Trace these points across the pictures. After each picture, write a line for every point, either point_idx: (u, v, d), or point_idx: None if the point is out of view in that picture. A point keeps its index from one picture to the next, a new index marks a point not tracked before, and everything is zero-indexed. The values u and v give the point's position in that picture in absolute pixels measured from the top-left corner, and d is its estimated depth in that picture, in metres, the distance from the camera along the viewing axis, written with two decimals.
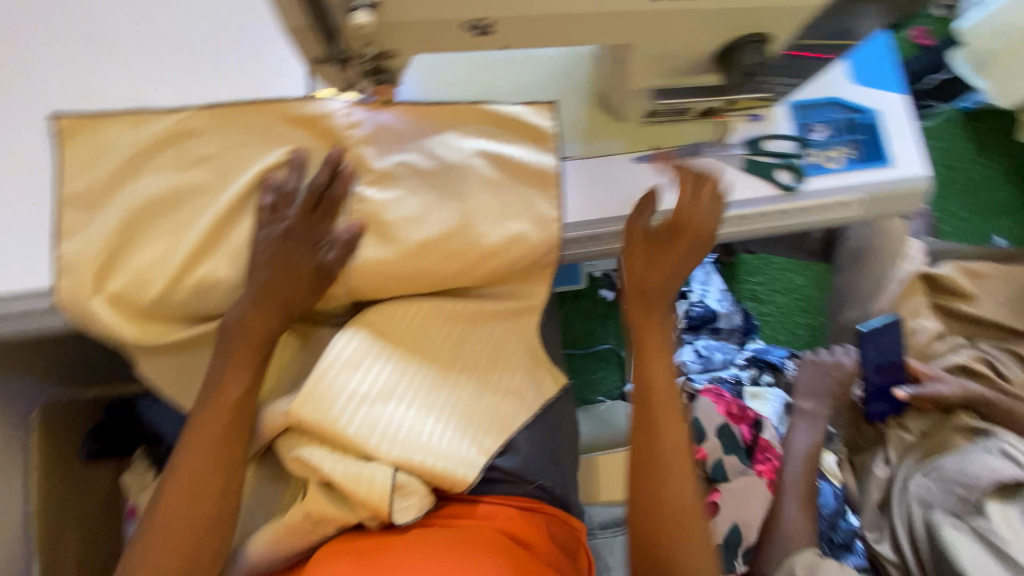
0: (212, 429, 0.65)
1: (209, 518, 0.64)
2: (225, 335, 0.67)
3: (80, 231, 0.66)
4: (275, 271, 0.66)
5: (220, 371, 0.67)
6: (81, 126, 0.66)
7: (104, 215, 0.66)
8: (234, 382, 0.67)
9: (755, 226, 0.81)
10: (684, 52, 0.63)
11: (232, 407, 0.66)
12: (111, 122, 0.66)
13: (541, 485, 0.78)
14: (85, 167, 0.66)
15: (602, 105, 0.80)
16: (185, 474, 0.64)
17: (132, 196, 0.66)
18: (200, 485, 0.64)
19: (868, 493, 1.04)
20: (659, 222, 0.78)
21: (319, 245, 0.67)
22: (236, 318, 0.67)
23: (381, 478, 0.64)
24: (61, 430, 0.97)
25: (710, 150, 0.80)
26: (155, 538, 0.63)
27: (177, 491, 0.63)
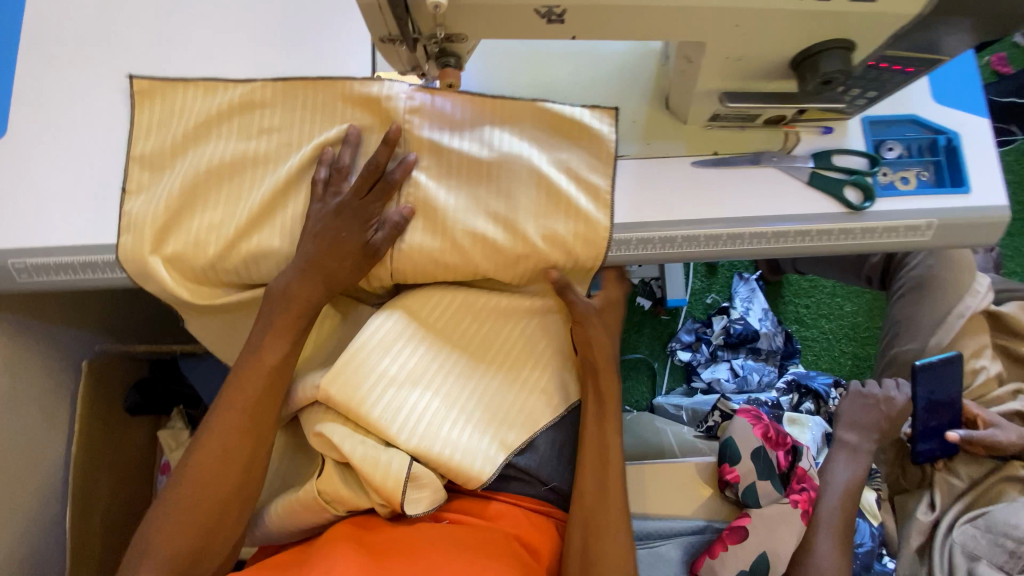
0: (250, 392, 0.67)
1: (237, 478, 0.66)
2: (269, 303, 0.68)
3: (147, 190, 0.69)
4: (320, 246, 0.67)
5: (260, 336, 0.68)
6: (158, 89, 0.69)
7: (168, 178, 0.69)
8: (273, 347, 0.68)
9: (820, 243, 0.76)
10: (758, 54, 0.60)
11: (267, 374, 0.68)
12: (186, 89, 0.69)
13: (556, 487, 0.75)
14: (155, 129, 0.69)
15: (663, 107, 0.78)
16: (216, 434, 0.66)
17: (197, 161, 0.69)
18: (234, 446, 0.66)
19: (907, 538, 0.96)
20: (712, 230, 0.74)
21: (368, 223, 0.68)
22: (283, 288, 0.68)
23: (397, 466, 0.64)
24: (107, 379, 1.00)
25: (774, 159, 0.77)
26: (185, 492, 0.64)
27: (211, 448, 0.65)
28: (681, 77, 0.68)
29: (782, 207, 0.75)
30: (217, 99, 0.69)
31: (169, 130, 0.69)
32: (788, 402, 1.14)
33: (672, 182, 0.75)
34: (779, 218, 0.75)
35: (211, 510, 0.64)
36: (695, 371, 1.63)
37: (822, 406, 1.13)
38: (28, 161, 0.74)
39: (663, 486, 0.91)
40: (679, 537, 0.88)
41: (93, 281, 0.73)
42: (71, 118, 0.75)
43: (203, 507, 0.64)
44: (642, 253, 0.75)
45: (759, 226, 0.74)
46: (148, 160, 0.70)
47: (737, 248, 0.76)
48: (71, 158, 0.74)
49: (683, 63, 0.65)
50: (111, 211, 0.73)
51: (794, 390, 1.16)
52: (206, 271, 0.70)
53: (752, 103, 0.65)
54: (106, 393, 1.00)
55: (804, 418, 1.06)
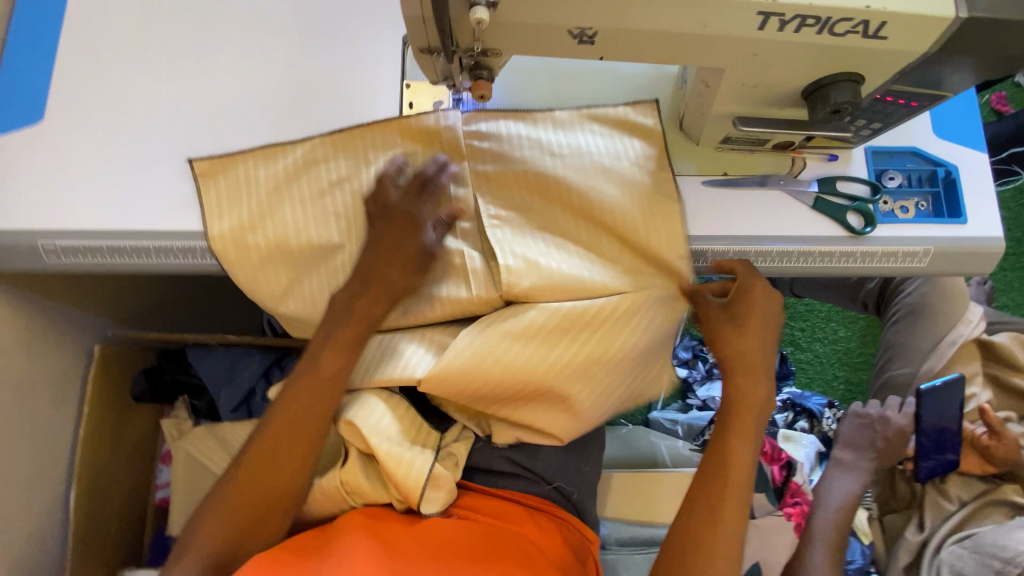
0: (308, 399, 0.69)
1: (288, 481, 0.68)
2: (334, 315, 0.70)
3: (224, 211, 0.72)
4: (375, 251, 0.69)
5: (322, 345, 0.70)
6: (217, 168, 0.73)
7: (241, 208, 0.72)
8: (333, 358, 0.69)
9: (822, 264, 0.80)
10: (772, 82, 0.64)
11: (327, 384, 0.69)
12: (245, 162, 0.73)
13: (560, 488, 0.78)
14: (226, 206, 0.72)
15: (678, 126, 0.81)
16: (271, 439, 0.68)
17: (258, 203, 0.72)
18: (285, 450, 0.68)
19: (896, 556, 0.98)
20: (722, 246, 0.78)
21: (421, 225, 0.69)
22: (340, 299, 0.70)
23: (420, 466, 0.68)
24: (117, 366, 1.01)
25: (782, 182, 0.80)
26: (237, 485, 0.67)
27: (265, 448, 0.68)
28: (698, 100, 0.71)
29: (786, 227, 0.78)
30: (280, 166, 0.73)
31: (241, 204, 0.72)
32: (782, 420, 1.15)
33: (683, 200, 0.79)
34: (782, 238, 0.78)
35: (260, 506, 0.67)
36: (692, 389, 1.63)
37: (815, 425, 1.15)
38: (62, 150, 0.76)
39: None
40: None
41: (119, 265, 0.75)
42: (111, 107, 0.78)
43: (253, 504, 0.67)
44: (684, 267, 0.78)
45: (766, 244, 0.78)
46: (226, 209, 0.72)
47: (766, 263, 0.79)
48: (106, 149, 0.77)
49: (701, 87, 0.69)
50: (141, 200, 0.75)
51: (789, 407, 1.17)
52: (252, 289, 0.74)
53: (764, 128, 0.69)
54: (116, 378, 1.01)
55: (798, 435, 1.09)
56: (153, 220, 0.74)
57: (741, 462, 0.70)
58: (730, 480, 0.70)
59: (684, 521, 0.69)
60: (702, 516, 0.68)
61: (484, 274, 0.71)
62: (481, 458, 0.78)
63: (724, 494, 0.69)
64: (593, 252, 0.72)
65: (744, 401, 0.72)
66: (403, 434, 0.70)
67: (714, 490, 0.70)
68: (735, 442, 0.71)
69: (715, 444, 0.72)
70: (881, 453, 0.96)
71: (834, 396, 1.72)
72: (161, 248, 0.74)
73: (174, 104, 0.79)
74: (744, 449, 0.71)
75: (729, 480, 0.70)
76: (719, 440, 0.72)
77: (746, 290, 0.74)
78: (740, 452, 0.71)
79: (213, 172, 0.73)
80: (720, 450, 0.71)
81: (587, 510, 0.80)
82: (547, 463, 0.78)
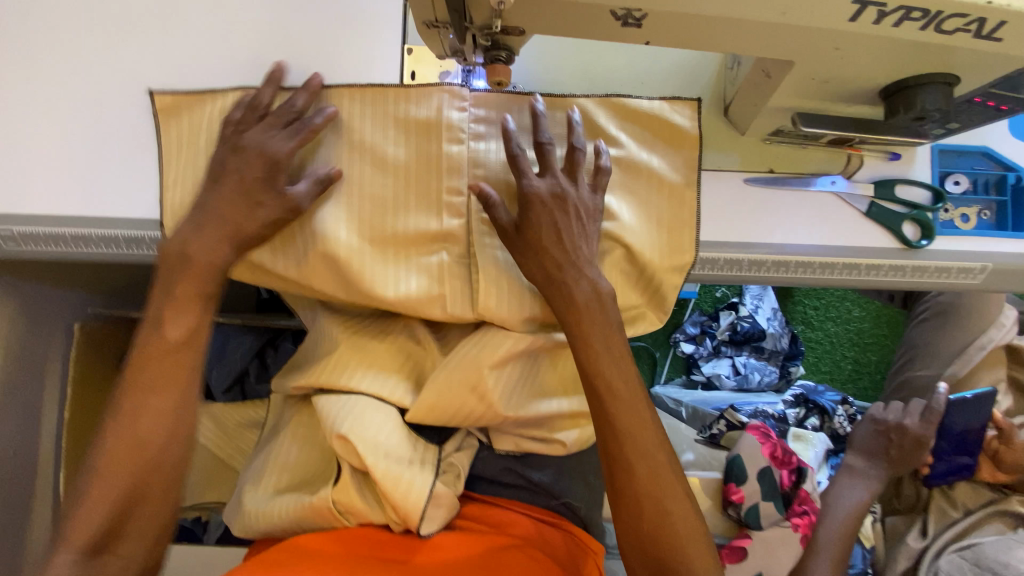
0: (169, 349, 0.62)
1: (160, 441, 0.60)
2: (172, 272, 0.62)
3: (174, 168, 0.65)
4: (359, 209, 0.65)
5: (162, 307, 0.62)
6: (178, 108, 0.65)
7: (193, 173, 0.65)
8: (178, 321, 0.62)
9: (866, 277, 0.72)
10: (847, 77, 0.54)
11: (175, 349, 0.62)
12: (214, 101, 0.65)
13: (567, 502, 0.76)
14: (183, 161, 0.65)
15: (721, 113, 0.71)
16: (128, 422, 0.60)
17: (200, 160, 0.65)
18: (150, 408, 0.60)
19: (893, 561, 0.98)
20: (757, 256, 0.70)
21: (276, 169, 0.61)
22: (219, 237, 0.61)
23: (420, 485, 0.64)
24: (100, 343, 0.96)
25: (834, 183, 0.71)
26: (108, 459, 0.59)
27: (128, 413, 0.60)
28: (751, 89, 0.61)
29: (831, 236, 0.70)
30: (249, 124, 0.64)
31: (195, 173, 0.65)
32: (794, 416, 1.12)
33: (719, 199, 0.70)
34: (825, 248, 0.70)
35: (135, 477, 0.59)
36: (697, 365, 1.62)
37: (825, 422, 1.12)
38: (14, 117, 0.67)
39: None
40: None
41: (81, 254, 0.67)
42: (66, 67, 0.68)
43: (124, 479, 0.58)
44: (706, 274, 0.71)
45: (805, 255, 0.70)
46: (183, 189, 0.65)
47: (798, 276, 0.72)
48: (64, 118, 0.68)
49: (758, 75, 0.58)
50: (107, 179, 0.67)
51: (801, 403, 1.14)
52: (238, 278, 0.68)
53: (830, 130, 0.59)
54: (99, 355, 0.96)
55: (809, 435, 1.06)
56: (119, 205, 0.67)
57: (649, 435, 0.62)
58: (655, 459, 0.62)
59: (625, 518, 0.61)
60: (644, 505, 0.60)
61: (465, 274, 0.66)
62: (484, 469, 0.76)
63: (656, 469, 0.61)
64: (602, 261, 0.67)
65: (611, 375, 0.62)
66: (401, 449, 0.66)
67: (625, 473, 0.61)
68: (637, 416, 0.62)
69: (609, 432, 0.62)
70: (899, 463, 0.93)
71: (839, 378, 1.69)
72: (129, 239, 0.66)
73: (139, 63, 0.69)
74: (646, 416, 0.63)
75: (656, 458, 0.62)
76: (612, 428, 0.62)
77: (570, 302, 0.62)
78: (646, 429, 0.62)
79: (176, 109, 0.65)
80: (623, 437, 0.61)
81: (592, 521, 0.77)
82: (555, 480, 0.75)
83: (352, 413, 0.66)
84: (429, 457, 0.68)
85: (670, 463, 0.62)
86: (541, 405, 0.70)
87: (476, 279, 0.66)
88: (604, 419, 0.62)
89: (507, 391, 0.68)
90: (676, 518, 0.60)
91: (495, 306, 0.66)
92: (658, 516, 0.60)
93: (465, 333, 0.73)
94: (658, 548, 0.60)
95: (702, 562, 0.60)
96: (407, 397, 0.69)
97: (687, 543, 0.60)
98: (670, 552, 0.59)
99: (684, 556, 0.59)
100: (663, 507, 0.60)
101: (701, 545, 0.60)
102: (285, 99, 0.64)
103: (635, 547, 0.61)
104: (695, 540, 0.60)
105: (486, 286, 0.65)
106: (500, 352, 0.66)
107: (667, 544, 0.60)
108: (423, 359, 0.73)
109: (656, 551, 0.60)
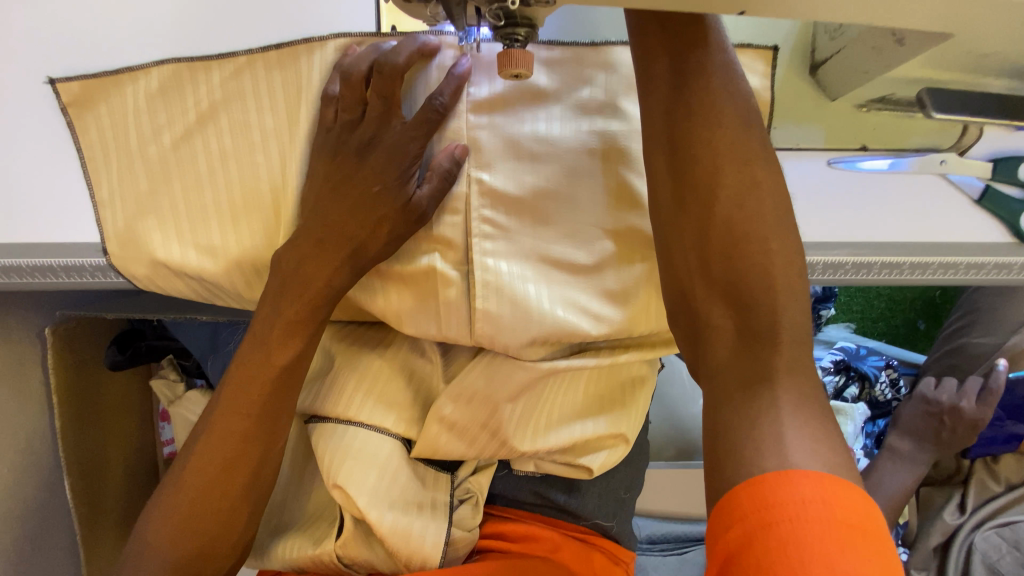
0: (241, 420, 0.55)
1: (221, 518, 0.55)
2: (277, 281, 0.53)
3: (112, 166, 0.55)
4: (343, 203, 0.51)
5: (270, 321, 0.54)
6: (98, 91, 0.53)
7: (137, 172, 0.54)
8: (286, 344, 0.55)
9: (965, 277, 0.58)
10: (1000, 23, 0.43)
11: (276, 377, 0.55)
12: (135, 81, 0.53)
13: (597, 523, 0.71)
14: (118, 160, 0.54)
15: (808, 72, 0.58)
16: (216, 444, 0.55)
17: (142, 156, 0.54)
18: (216, 483, 0.54)
19: (927, 534, 0.95)
20: (842, 256, 0.55)
21: (302, 155, 0.52)
22: (274, 283, 0.53)
23: (434, 536, 0.61)
24: (78, 341, 0.85)
25: (942, 164, 0.57)
26: (168, 528, 0.55)
27: (191, 483, 0.55)
28: (867, 49, 0.51)
29: (933, 230, 0.56)
30: (186, 106, 0.53)
31: (133, 169, 0.54)
32: (834, 385, 1.05)
33: (797, 185, 0.57)
34: (918, 245, 0.55)
35: (194, 550, 0.55)
36: None
37: (866, 389, 1.06)
38: None
39: (675, 487, 0.91)
40: None
41: (18, 285, 0.57)
42: None
43: (184, 549, 0.54)
44: None
45: (899, 256, 0.55)
46: (124, 198, 0.55)
47: (883, 278, 0.57)
48: None
49: (883, 40, 0.48)
50: (28, 195, 0.55)
51: (842, 370, 1.06)
52: (208, 295, 0.58)
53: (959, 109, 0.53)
54: (79, 355, 0.86)
55: (849, 407, 1.00)
56: (48, 227, 0.55)
57: (751, 190, 0.45)
58: (756, 221, 0.44)
59: (695, 227, 0.45)
60: (722, 228, 0.44)
61: (463, 287, 0.54)
62: (504, 486, 0.71)
63: (765, 242, 0.44)
64: (638, 264, 0.56)
65: (706, 112, 0.46)
66: (409, 495, 0.61)
67: (707, 160, 0.45)
68: (733, 155, 0.45)
69: (695, 109, 0.46)
70: (948, 445, 0.88)
71: (870, 317, 1.40)
72: (67, 267, 0.55)
73: (38, 46, 0.56)
74: (757, 184, 0.45)
75: (762, 227, 0.44)
76: (700, 115, 0.46)
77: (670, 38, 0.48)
78: (748, 194, 0.45)
79: (89, 98, 0.54)
80: (709, 138, 0.46)
81: (625, 536, 0.73)
82: (584, 501, 0.70)
83: (351, 456, 0.59)
84: (441, 498, 0.63)
85: (781, 268, 0.43)
86: (564, 432, 0.63)
87: (473, 301, 0.54)
88: (685, 136, 0.46)
89: (524, 419, 0.62)
90: (770, 303, 0.42)
91: (497, 333, 0.54)
92: (738, 265, 0.43)
93: (475, 350, 0.63)
94: (732, 299, 0.43)
95: (789, 377, 0.41)
96: (413, 428, 0.62)
97: (770, 323, 0.42)
98: (750, 311, 0.43)
99: (767, 364, 0.41)
100: (751, 257, 0.43)
101: (796, 356, 0.41)
102: (238, 74, 0.52)
103: (695, 275, 0.45)
104: (786, 337, 0.42)
105: (485, 310, 0.54)
106: (518, 381, 0.58)
107: (746, 306, 0.43)
108: (430, 377, 0.64)
109: (732, 296, 0.44)
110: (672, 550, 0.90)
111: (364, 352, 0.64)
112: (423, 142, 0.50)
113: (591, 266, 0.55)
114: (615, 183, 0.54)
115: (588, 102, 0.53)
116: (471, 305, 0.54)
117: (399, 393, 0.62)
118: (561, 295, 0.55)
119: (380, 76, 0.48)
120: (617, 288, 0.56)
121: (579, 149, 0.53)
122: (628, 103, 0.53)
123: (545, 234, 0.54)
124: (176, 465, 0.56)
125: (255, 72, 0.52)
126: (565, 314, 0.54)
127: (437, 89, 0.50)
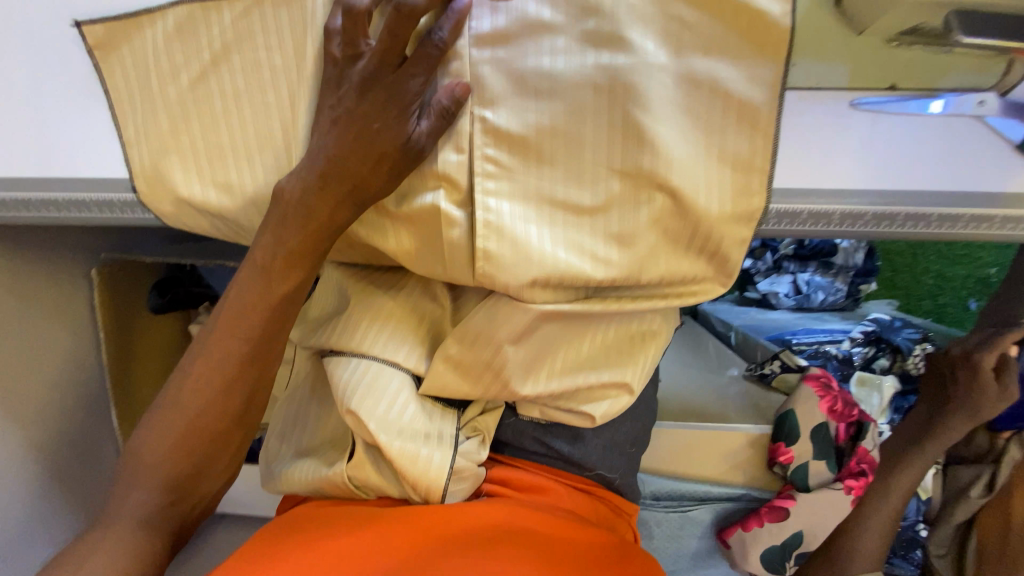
0: (236, 346, 0.58)
1: (217, 436, 0.59)
2: (276, 214, 0.55)
3: (136, 106, 0.57)
4: (343, 138, 0.52)
5: (271, 251, 0.56)
6: (119, 33, 0.56)
7: (158, 114, 0.57)
8: (285, 275, 0.57)
9: (997, 232, 0.56)
10: None
11: (273, 309, 0.58)
12: (153, 23, 0.55)
13: (601, 474, 0.73)
14: (139, 100, 0.57)
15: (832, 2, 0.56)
16: (212, 369, 0.58)
17: (162, 96, 0.57)
18: (213, 404, 0.58)
19: (949, 512, 0.92)
20: (872, 205, 0.54)
21: (313, 93, 0.54)
22: (273, 219, 0.55)
23: (439, 462, 0.62)
24: (123, 285, 0.91)
25: (981, 105, 0.52)
26: (163, 445, 0.58)
27: (185, 406, 0.58)
28: None
29: (958, 175, 0.53)
30: (200, 47, 0.55)
31: (154, 109, 0.57)
32: (861, 356, 1.02)
33: (818, 127, 0.53)
34: (942, 191, 0.53)
35: (186, 467, 0.59)
36: (752, 280, 1.31)
37: (897, 362, 1.02)
38: None
39: (684, 455, 0.90)
40: (713, 503, 0.92)
41: (62, 218, 0.62)
42: None
43: (175, 468, 0.58)
44: (776, 229, 0.57)
45: (927, 206, 0.53)
46: (148, 139, 0.58)
47: (911, 229, 0.56)
48: None
49: None
50: (60, 134, 0.59)
51: (872, 342, 1.04)
52: (228, 232, 0.62)
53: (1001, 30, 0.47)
54: (123, 298, 0.92)
55: (875, 378, 0.98)
56: (80, 166, 0.59)
57: None
58: None
59: None
60: None
61: (466, 227, 0.54)
62: (511, 434, 0.72)
63: None
64: (645, 207, 0.54)
65: None
66: (415, 425, 0.63)
67: None
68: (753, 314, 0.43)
69: None
70: (963, 402, 0.82)
71: (915, 293, 1.33)
72: (100, 202, 0.60)
73: None
74: None
75: None
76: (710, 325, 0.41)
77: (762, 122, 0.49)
78: None
79: (113, 41, 0.56)
80: None
81: (627, 487, 0.76)
82: (587, 451, 0.72)
83: (362, 385, 0.61)
84: (447, 431, 0.65)
85: None
86: (564, 381, 0.64)
87: (476, 241, 0.54)
88: None
89: (528, 366, 0.63)
90: None
91: (499, 274, 0.55)
92: None
93: (482, 295, 0.64)
94: None
95: None
96: (423, 364, 0.65)
97: None
98: None
99: None
100: None
101: None
102: (249, 14, 0.53)
103: None
104: None
105: (486, 250, 0.54)
106: (520, 324, 0.59)
107: None
108: (440, 321, 0.66)
109: None
110: (674, 506, 0.93)
111: (377, 293, 0.66)
112: (424, 78, 0.50)
113: (596, 208, 0.54)
114: (620, 121, 0.51)
115: (594, 34, 0.51)
116: (474, 244, 0.54)
117: (408, 332, 0.65)
118: (564, 237, 0.55)
119: (391, 11, 0.47)
120: (622, 232, 0.55)
121: (583, 85, 0.51)
122: (636, 35, 0.50)
123: (550, 174, 0.54)
124: (169, 391, 0.59)
125: (263, 10, 0.53)
126: (566, 256, 0.54)
127: (438, 25, 0.50)
